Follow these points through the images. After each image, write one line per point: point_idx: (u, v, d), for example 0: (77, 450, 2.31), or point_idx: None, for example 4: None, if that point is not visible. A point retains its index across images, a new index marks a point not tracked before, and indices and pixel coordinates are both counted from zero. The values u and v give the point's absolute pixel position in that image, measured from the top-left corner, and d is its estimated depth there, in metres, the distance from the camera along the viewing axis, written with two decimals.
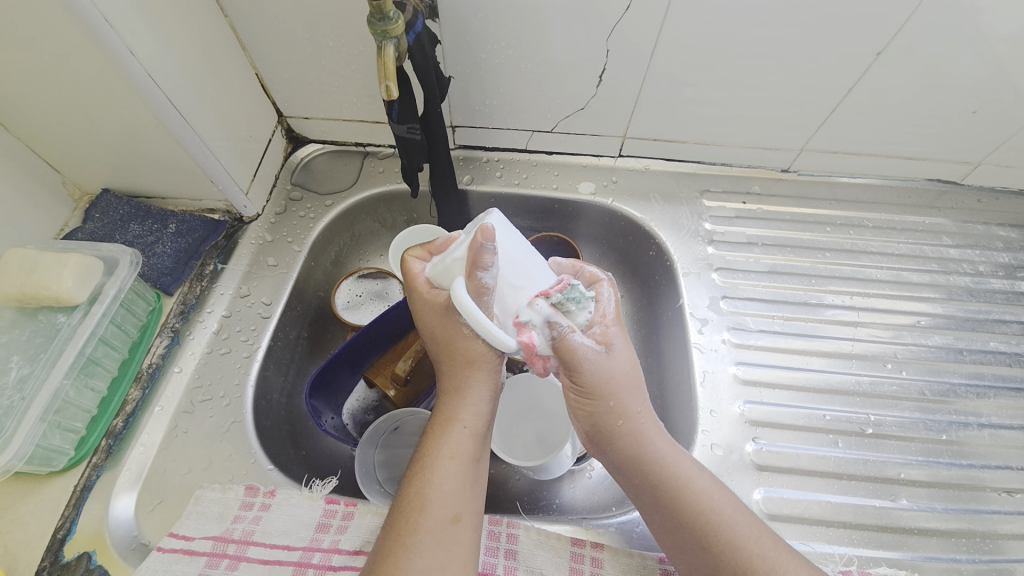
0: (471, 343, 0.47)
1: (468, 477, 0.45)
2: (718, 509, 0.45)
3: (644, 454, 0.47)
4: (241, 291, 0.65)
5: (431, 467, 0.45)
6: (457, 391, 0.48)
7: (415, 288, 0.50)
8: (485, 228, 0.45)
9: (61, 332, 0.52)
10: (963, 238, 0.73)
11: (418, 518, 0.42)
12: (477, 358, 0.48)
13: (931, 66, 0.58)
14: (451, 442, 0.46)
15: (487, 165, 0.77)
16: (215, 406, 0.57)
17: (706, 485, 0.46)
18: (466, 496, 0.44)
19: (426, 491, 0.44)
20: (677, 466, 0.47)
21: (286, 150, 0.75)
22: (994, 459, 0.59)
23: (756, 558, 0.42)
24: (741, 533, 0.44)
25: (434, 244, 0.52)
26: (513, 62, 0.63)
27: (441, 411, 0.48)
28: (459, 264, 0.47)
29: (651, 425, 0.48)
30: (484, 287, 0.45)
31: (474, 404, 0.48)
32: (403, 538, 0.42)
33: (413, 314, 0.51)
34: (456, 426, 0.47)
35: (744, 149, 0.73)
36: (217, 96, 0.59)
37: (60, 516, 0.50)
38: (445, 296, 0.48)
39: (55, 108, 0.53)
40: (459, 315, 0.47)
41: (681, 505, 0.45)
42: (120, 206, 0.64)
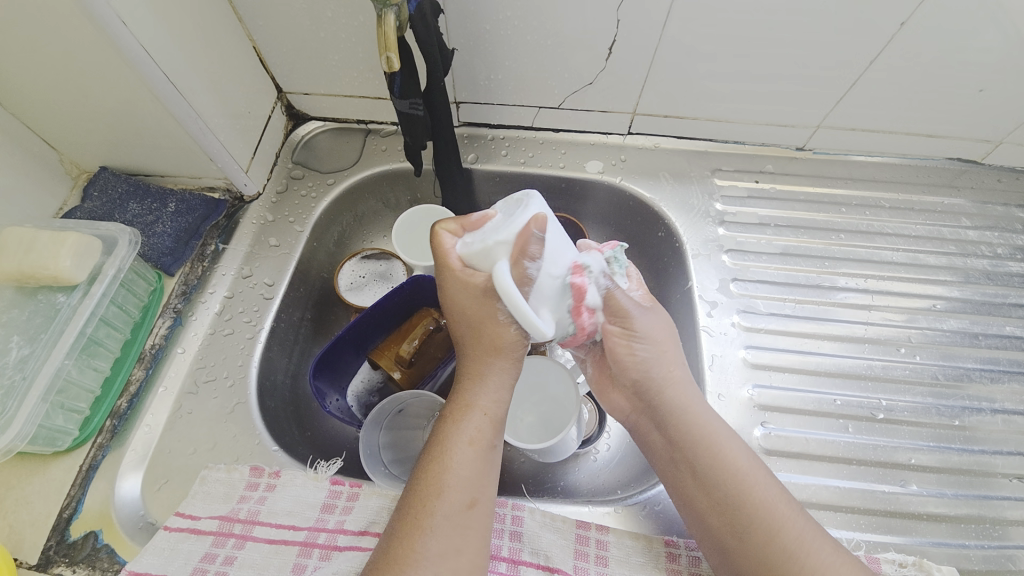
0: (501, 330, 0.47)
1: (484, 462, 0.45)
2: (750, 473, 0.45)
3: (682, 413, 0.48)
4: (243, 272, 0.64)
5: (448, 451, 0.44)
6: (479, 376, 0.48)
7: (447, 266, 0.48)
8: (537, 217, 0.46)
9: (61, 312, 0.51)
10: (982, 220, 0.71)
11: (433, 502, 0.42)
12: (502, 345, 0.48)
13: (960, 37, 0.55)
14: (469, 428, 0.45)
15: (492, 143, 0.75)
16: (219, 387, 0.57)
17: (738, 452, 0.46)
18: (481, 482, 0.44)
19: (442, 475, 0.43)
20: (711, 427, 0.47)
21: (287, 127, 0.73)
22: (1006, 445, 0.58)
23: (785, 526, 0.42)
24: (772, 501, 0.43)
25: (469, 220, 0.50)
26: (519, 33, 0.60)
27: (461, 395, 0.48)
28: (502, 247, 0.45)
29: (686, 385, 0.49)
30: (527, 275, 0.46)
31: (495, 391, 0.48)
32: (418, 522, 0.41)
33: (441, 294, 0.50)
34: (474, 412, 0.46)
35: (758, 126, 0.70)
36: (214, 69, 0.57)
37: (66, 496, 0.50)
38: (483, 279, 0.47)
39: (47, 82, 0.52)
40: (498, 300, 0.46)
41: (714, 464, 0.46)
42: (118, 185, 0.63)
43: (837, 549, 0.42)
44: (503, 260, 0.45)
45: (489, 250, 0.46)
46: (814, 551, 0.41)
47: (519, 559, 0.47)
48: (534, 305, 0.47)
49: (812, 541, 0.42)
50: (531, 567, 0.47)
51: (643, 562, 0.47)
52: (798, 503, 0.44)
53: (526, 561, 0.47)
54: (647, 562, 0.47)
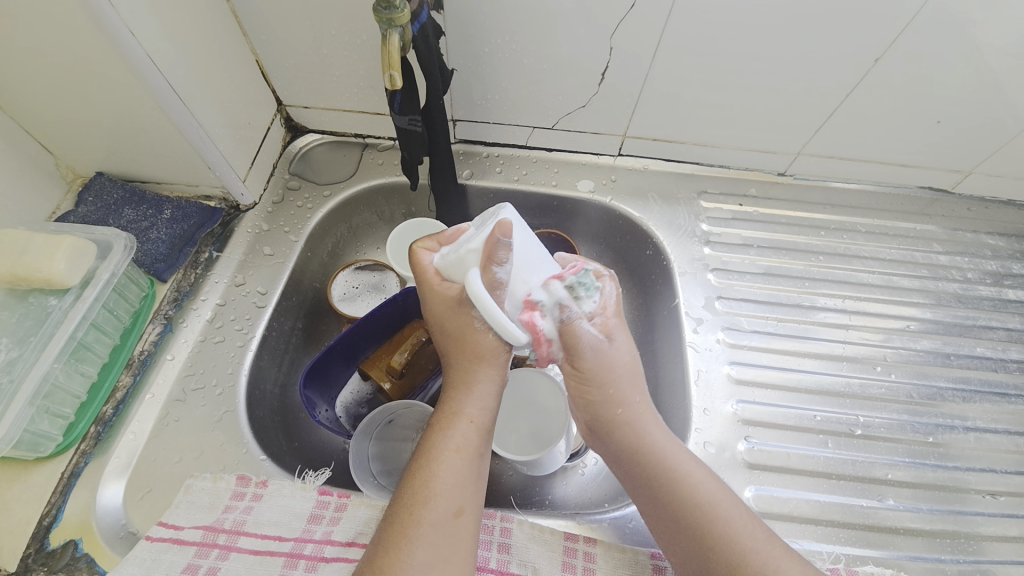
0: (482, 336, 0.49)
1: (472, 470, 0.45)
2: (714, 503, 0.45)
3: (645, 445, 0.48)
4: (236, 279, 0.64)
5: (435, 459, 0.45)
6: (466, 385, 0.49)
7: (425, 279, 0.51)
8: (503, 224, 0.46)
9: (52, 315, 0.51)
10: (952, 246, 0.74)
11: (420, 510, 0.42)
12: (486, 353, 0.49)
13: (924, 75, 0.59)
14: (457, 436, 0.46)
15: (486, 161, 0.77)
16: (208, 395, 0.57)
17: (702, 482, 0.46)
18: (469, 491, 0.44)
19: (429, 484, 0.43)
20: (674, 458, 0.48)
21: (284, 139, 0.74)
22: (979, 462, 0.60)
23: (750, 553, 0.42)
24: (736, 529, 0.44)
25: (445, 234, 0.53)
26: (516, 57, 0.63)
27: (449, 403, 0.48)
28: (473, 255, 0.47)
29: (648, 416, 0.50)
30: (497, 280, 0.47)
31: (483, 400, 0.48)
32: (405, 529, 0.41)
33: (423, 306, 0.52)
34: (462, 420, 0.47)
35: (742, 152, 0.74)
36: (217, 80, 0.59)
37: (46, 503, 0.49)
38: (457, 289, 0.49)
39: (51, 88, 0.52)
40: (473, 307, 0.48)
41: (676, 498, 0.46)
42: (114, 190, 0.63)
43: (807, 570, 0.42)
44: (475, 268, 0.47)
45: (460, 260, 0.48)
46: (780, 574, 0.41)
47: (507, 571, 0.47)
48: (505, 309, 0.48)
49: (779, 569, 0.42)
50: None
51: (629, 574, 0.48)
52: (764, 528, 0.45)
53: (514, 572, 0.47)
54: (634, 574, 0.48)
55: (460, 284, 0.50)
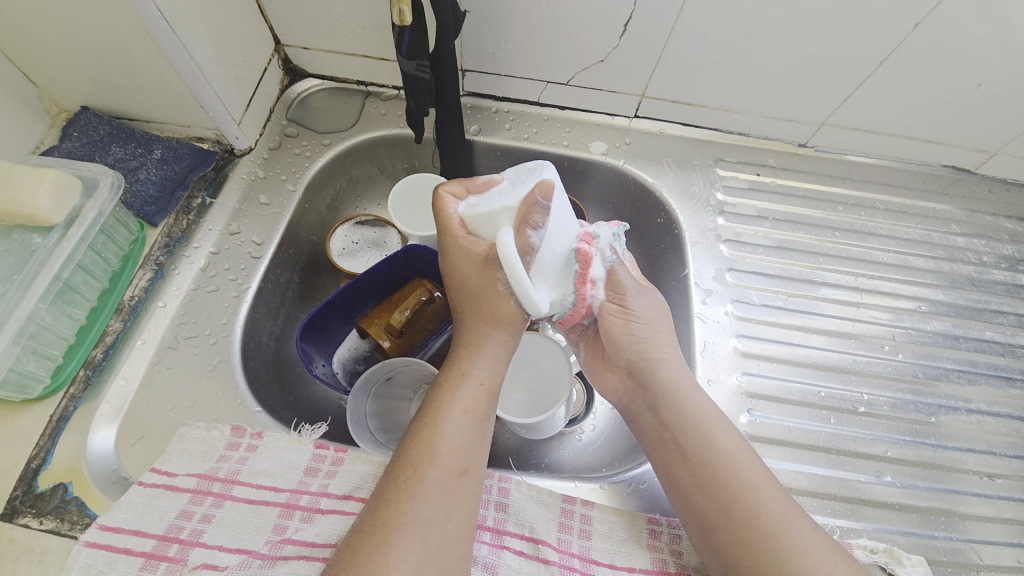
0: (501, 299, 0.47)
1: (478, 431, 0.44)
2: (734, 453, 0.46)
3: (677, 393, 0.49)
4: (230, 228, 0.61)
5: (441, 418, 0.44)
6: (474, 346, 0.48)
7: (449, 231, 0.49)
8: (544, 183, 0.46)
9: (36, 254, 0.48)
10: (970, 228, 0.72)
11: (424, 467, 0.41)
12: (501, 315, 0.48)
13: (968, 45, 0.56)
14: (464, 396, 0.45)
15: (495, 116, 0.73)
16: (201, 343, 0.55)
17: (727, 433, 0.47)
18: (474, 451, 0.44)
19: (434, 442, 0.43)
20: (703, 408, 0.48)
21: (282, 82, 0.70)
22: (977, 444, 0.60)
23: (769, 504, 0.43)
24: (758, 479, 0.44)
25: (475, 182, 0.50)
26: (533, 1, 0.58)
27: (457, 362, 0.47)
28: (508, 214, 0.46)
29: (679, 366, 0.51)
30: (530, 245, 0.46)
31: (491, 360, 0.47)
32: (408, 485, 0.41)
33: (444, 259, 0.50)
34: (470, 381, 0.46)
35: (764, 119, 0.70)
36: (209, 10, 0.54)
37: (34, 446, 0.48)
38: (485, 248, 0.48)
39: (29, 7, 0.48)
40: (498, 268, 0.47)
41: (700, 448, 0.46)
42: (101, 126, 0.60)
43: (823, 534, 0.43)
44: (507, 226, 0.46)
45: (493, 215, 0.46)
46: (794, 534, 0.42)
47: (503, 529, 0.47)
48: (533, 276, 0.47)
49: (794, 521, 0.43)
50: (515, 538, 0.47)
51: (625, 537, 0.48)
52: (779, 488, 0.45)
53: (510, 531, 0.47)
54: (629, 537, 0.48)
55: (488, 243, 0.48)
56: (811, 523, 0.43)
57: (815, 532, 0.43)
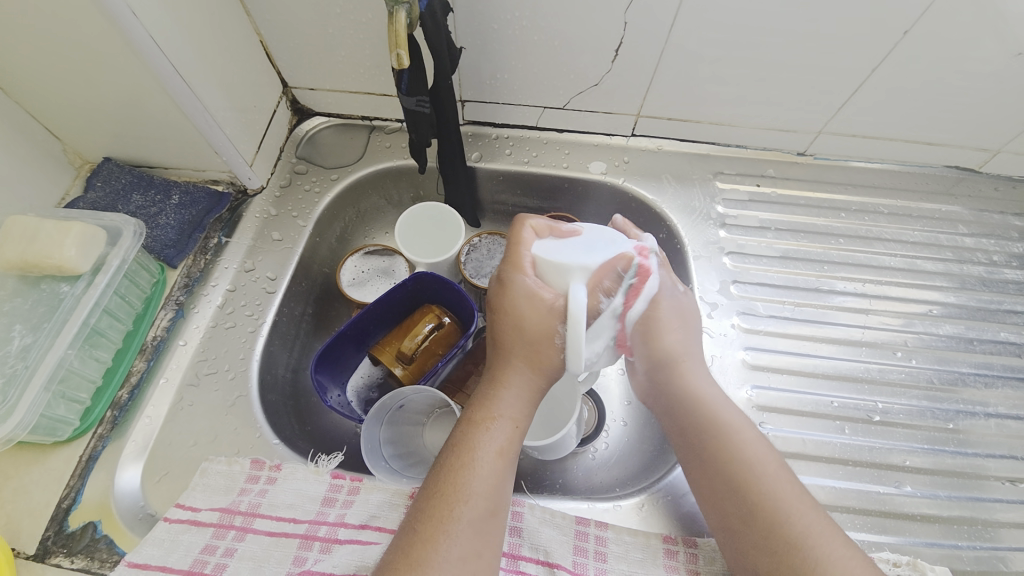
0: (551, 350, 0.49)
1: (509, 473, 0.45)
2: (762, 463, 0.46)
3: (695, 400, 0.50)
4: (245, 265, 0.64)
5: (474, 459, 0.45)
6: (509, 386, 0.49)
7: (519, 268, 0.50)
8: (625, 256, 0.49)
9: (64, 302, 0.51)
10: (978, 227, 0.72)
11: (458, 507, 0.42)
12: (541, 362, 0.49)
13: (957, 49, 0.56)
14: (498, 437, 0.46)
15: (496, 142, 0.75)
16: (220, 379, 0.57)
17: (754, 440, 0.47)
18: (504, 491, 0.44)
19: (468, 481, 0.43)
20: (724, 413, 0.49)
21: (291, 122, 0.73)
22: (1000, 449, 0.59)
23: (795, 516, 0.42)
24: (783, 491, 0.44)
25: (559, 228, 0.53)
26: (526, 33, 0.60)
27: (491, 402, 0.48)
28: (582, 273, 0.48)
29: (697, 374, 0.52)
30: (598, 307, 0.48)
31: (522, 401, 0.49)
32: (441, 525, 0.41)
33: (504, 292, 0.51)
34: (502, 422, 0.47)
35: (760, 131, 0.71)
36: (221, 63, 0.57)
37: (65, 486, 0.50)
38: (552, 298, 0.48)
39: (56, 72, 0.52)
40: (562, 321, 0.48)
41: (724, 455, 0.47)
42: (122, 175, 0.63)
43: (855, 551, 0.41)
44: (579, 284, 0.48)
45: (568, 269, 0.48)
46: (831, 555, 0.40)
47: (519, 554, 0.48)
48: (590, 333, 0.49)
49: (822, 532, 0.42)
50: (530, 563, 0.47)
51: (642, 558, 0.48)
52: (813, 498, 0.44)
53: (526, 556, 0.48)
54: (646, 558, 0.48)
55: (555, 292, 0.49)
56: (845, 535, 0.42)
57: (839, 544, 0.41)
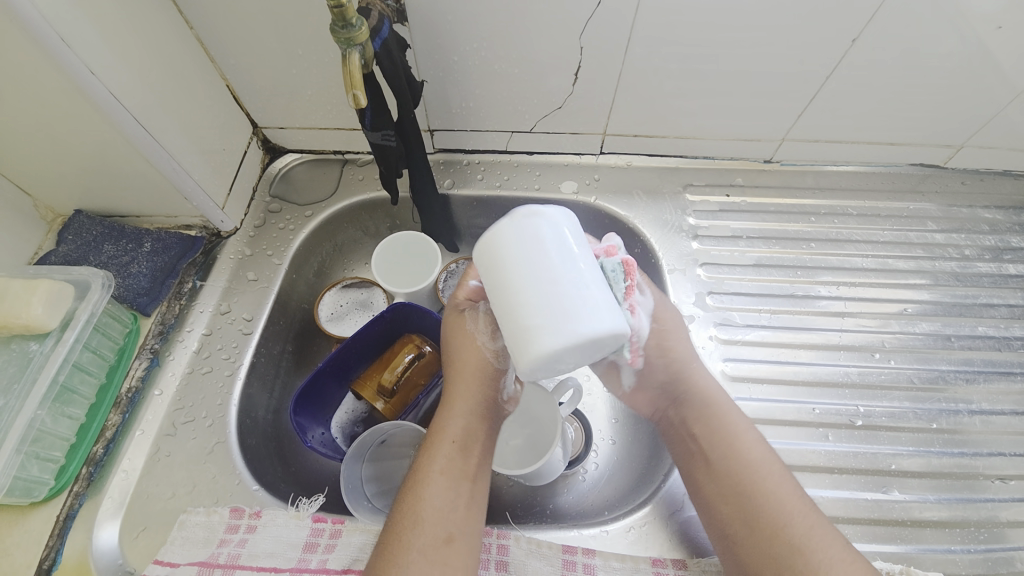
0: (486, 359, 0.52)
1: (456, 491, 0.47)
2: (762, 465, 0.49)
3: (701, 405, 0.54)
4: (220, 308, 0.64)
5: (420, 485, 0.46)
6: (452, 405, 0.51)
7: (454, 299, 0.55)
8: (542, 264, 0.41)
9: (34, 360, 0.51)
10: (948, 223, 0.73)
11: (409, 537, 0.44)
12: (484, 374, 0.52)
13: (907, 51, 0.58)
14: (441, 457, 0.48)
15: (467, 169, 0.76)
16: (198, 427, 0.57)
17: (755, 445, 0.50)
18: (454, 514, 0.46)
19: (417, 509, 0.45)
20: (729, 419, 0.52)
21: (263, 161, 0.73)
22: (987, 446, 0.60)
23: (795, 518, 0.45)
24: (783, 492, 0.47)
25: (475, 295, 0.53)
26: (487, 63, 0.62)
27: (434, 426, 0.51)
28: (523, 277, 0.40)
29: (707, 382, 0.55)
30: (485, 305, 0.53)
31: (463, 420, 0.50)
32: (394, 558, 0.42)
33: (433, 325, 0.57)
34: (445, 442, 0.49)
35: (726, 142, 0.72)
36: (186, 111, 0.58)
37: (43, 547, 0.49)
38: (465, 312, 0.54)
39: (19, 130, 0.52)
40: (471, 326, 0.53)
41: (730, 460, 0.50)
42: (93, 227, 0.63)
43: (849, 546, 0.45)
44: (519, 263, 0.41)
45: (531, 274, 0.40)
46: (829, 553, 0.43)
47: None
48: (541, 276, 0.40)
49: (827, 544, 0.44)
50: None
51: None
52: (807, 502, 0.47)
53: None
54: None
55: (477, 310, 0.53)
56: (851, 550, 0.44)
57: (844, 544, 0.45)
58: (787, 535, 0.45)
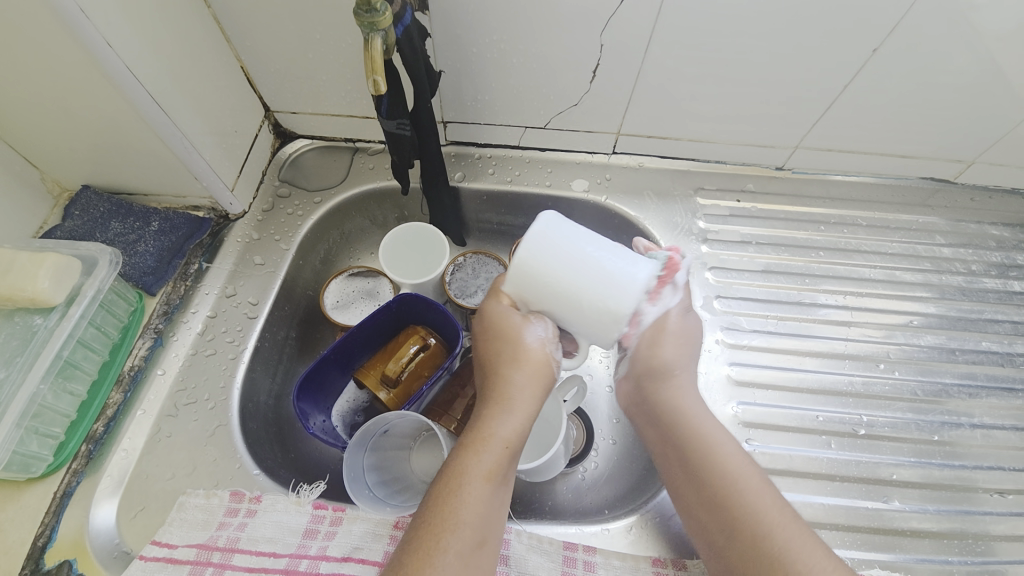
0: (541, 360, 0.50)
1: (497, 498, 0.44)
2: (741, 477, 0.46)
3: (673, 412, 0.50)
4: (226, 290, 0.63)
5: (463, 486, 0.44)
6: (504, 405, 0.48)
7: (495, 293, 0.52)
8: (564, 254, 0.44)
9: (37, 335, 0.50)
10: (956, 237, 0.73)
11: (447, 539, 0.41)
12: (538, 376, 0.50)
13: (926, 64, 0.58)
14: (488, 460, 0.45)
15: (479, 162, 0.76)
16: (200, 409, 0.56)
17: (733, 455, 0.47)
18: (492, 521, 0.44)
19: (457, 511, 0.42)
20: (706, 425, 0.49)
21: (274, 145, 0.73)
22: (987, 460, 0.60)
23: (777, 528, 0.43)
24: (761, 503, 0.44)
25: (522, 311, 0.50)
26: (505, 57, 0.61)
27: (483, 423, 0.47)
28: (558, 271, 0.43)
29: (686, 390, 0.51)
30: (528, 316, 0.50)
31: (514, 423, 0.47)
32: (431, 559, 0.40)
33: (479, 314, 0.53)
34: (494, 443, 0.46)
35: (739, 147, 0.72)
36: (200, 90, 0.58)
37: (39, 524, 0.49)
38: (504, 313, 0.50)
39: (30, 102, 0.51)
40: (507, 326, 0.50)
41: (705, 472, 0.47)
42: (100, 204, 0.62)
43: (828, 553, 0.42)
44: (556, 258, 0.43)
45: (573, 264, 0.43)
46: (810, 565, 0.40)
47: None
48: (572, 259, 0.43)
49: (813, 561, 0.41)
50: None
51: None
52: (790, 508, 0.44)
53: None
54: None
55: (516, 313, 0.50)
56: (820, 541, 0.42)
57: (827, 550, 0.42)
58: (768, 547, 0.42)
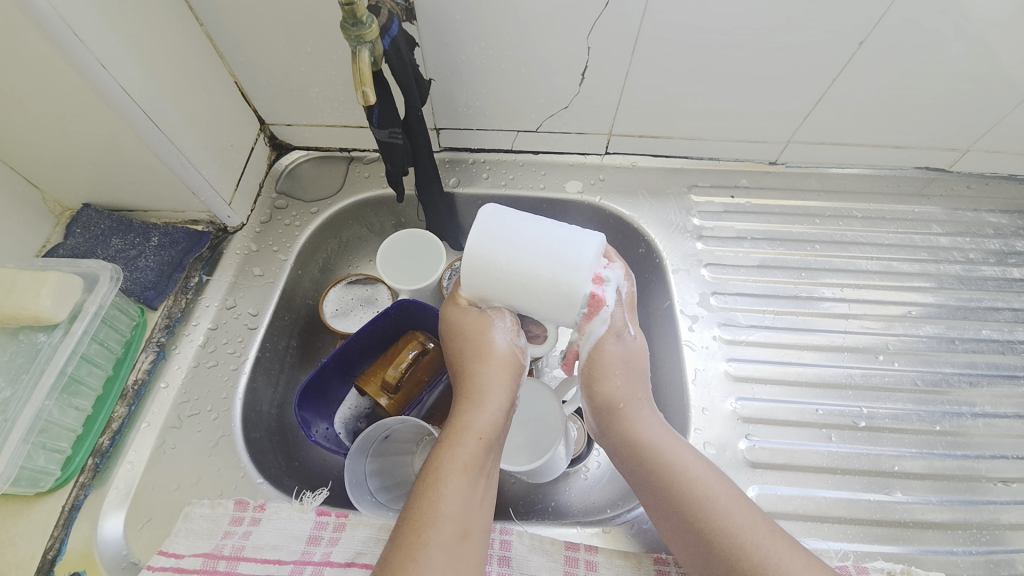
0: (507, 350, 0.50)
1: (478, 489, 0.45)
2: (713, 498, 0.45)
3: (633, 446, 0.48)
4: (226, 302, 0.64)
5: (441, 480, 0.44)
6: (476, 400, 0.48)
7: (453, 296, 0.52)
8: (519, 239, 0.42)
9: (42, 352, 0.51)
10: (953, 226, 0.73)
11: (428, 532, 0.42)
12: (507, 367, 0.50)
13: (915, 55, 0.58)
14: (464, 453, 0.45)
15: (473, 167, 0.76)
16: (203, 420, 0.57)
17: (710, 480, 0.46)
18: (475, 512, 0.44)
19: (436, 504, 0.43)
20: (666, 452, 0.47)
21: (270, 157, 0.74)
22: (991, 449, 0.60)
23: (749, 546, 0.42)
24: (733, 522, 0.43)
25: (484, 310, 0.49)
26: (495, 62, 0.62)
27: (456, 419, 0.48)
28: (512, 262, 0.42)
29: (646, 411, 0.50)
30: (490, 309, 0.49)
31: (487, 416, 0.47)
32: (413, 553, 0.41)
33: (443, 318, 0.53)
34: (469, 436, 0.46)
35: (731, 143, 0.72)
36: (195, 107, 0.59)
37: (50, 537, 0.50)
38: (466, 313, 0.50)
39: (30, 125, 0.53)
40: (469, 323, 0.50)
41: (673, 492, 0.46)
42: (101, 221, 0.63)
43: (806, 557, 0.42)
44: (509, 248, 0.42)
45: (523, 252, 0.42)
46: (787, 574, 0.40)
47: None
48: (522, 246, 0.42)
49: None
50: None
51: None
52: (765, 522, 0.44)
53: None
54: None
55: (475, 311, 0.50)
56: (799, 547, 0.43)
57: (802, 550, 0.43)
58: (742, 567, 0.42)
